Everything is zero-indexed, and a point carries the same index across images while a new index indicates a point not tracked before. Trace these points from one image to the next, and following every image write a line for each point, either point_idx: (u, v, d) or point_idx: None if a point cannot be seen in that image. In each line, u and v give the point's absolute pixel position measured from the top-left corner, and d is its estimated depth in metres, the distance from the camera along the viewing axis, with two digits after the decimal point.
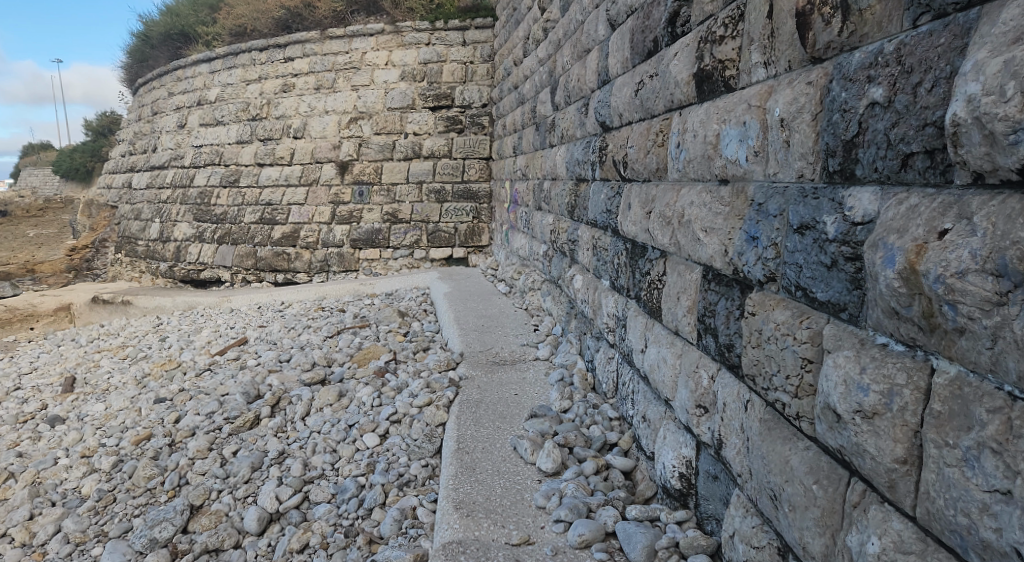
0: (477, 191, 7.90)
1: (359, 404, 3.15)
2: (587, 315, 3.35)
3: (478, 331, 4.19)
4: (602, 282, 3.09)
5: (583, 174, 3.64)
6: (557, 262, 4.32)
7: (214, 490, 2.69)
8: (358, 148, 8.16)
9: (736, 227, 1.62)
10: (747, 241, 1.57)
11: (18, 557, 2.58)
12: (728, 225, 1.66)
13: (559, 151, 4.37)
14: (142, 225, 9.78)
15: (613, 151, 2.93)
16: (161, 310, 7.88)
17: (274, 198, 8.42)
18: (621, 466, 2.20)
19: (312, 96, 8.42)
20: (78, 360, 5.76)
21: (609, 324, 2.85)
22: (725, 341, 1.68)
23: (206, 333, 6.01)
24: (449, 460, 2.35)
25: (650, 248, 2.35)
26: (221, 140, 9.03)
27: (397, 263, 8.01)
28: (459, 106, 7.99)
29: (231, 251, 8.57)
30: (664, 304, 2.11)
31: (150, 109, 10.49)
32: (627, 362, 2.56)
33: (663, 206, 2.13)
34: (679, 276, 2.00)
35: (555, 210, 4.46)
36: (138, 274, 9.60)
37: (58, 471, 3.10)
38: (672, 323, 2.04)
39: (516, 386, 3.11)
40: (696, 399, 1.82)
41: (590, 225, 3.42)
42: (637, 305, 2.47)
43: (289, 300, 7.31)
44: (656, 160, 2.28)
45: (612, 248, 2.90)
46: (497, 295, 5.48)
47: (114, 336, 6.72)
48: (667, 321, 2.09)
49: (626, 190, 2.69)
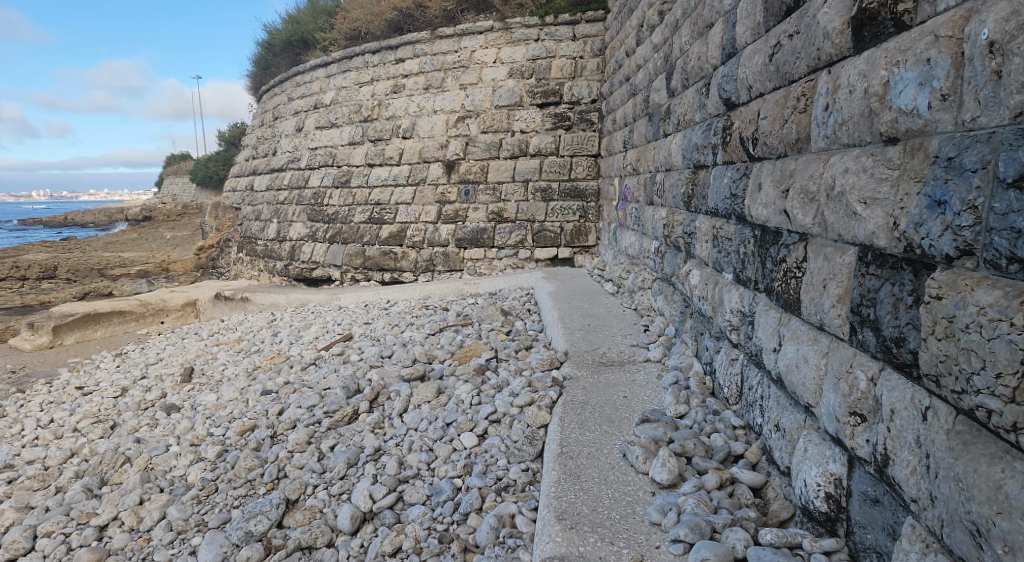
0: (585, 189, 7.73)
1: (458, 402, 3.03)
2: (706, 313, 3.04)
3: (583, 330, 3.97)
4: (723, 276, 2.77)
5: (702, 160, 3.35)
6: (670, 260, 4.04)
7: (310, 485, 2.66)
8: (465, 147, 8.19)
9: (912, 193, 1.32)
10: (929, 208, 1.27)
11: (124, 543, 2.71)
12: (899, 192, 1.36)
13: (675, 138, 4.08)
14: (262, 225, 10.38)
15: (739, 130, 2.62)
16: (276, 307, 8.36)
17: (383, 197, 8.63)
18: (750, 482, 1.91)
19: (421, 96, 8.57)
20: (197, 352, 6.36)
21: (732, 322, 2.53)
22: (892, 334, 1.36)
23: (314, 330, 6.30)
24: (551, 465, 2.16)
25: (785, 232, 2.03)
26: (334, 141, 9.43)
27: (502, 263, 7.95)
28: (567, 102, 7.83)
29: (341, 250, 8.88)
30: (805, 295, 1.79)
31: (272, 114, 11.26)
32: (756, 363, 2.24)
33: (805, 180, 1.82)
34: (824, 260, 1.68)
35: (668, 203, 4.19)
36: (257, 272, 10.20)
37: (168, 458, 3.29)
38: (815, 316, 1.71)
39: (626, 388, 2.86)
40: (849, 405, 1.49)
41: (709, 215, 3.12)
42: (768, 299, 2.15)
43: (395, 298, 7.46)
44: (795, 130, 1.98)
45: (735, 237, 2.58)
46: (603, 295, 5.23)
47: (231, 332, 7.25)
48: (808, 314, 1.77)
49: (755, 171, 2.37)
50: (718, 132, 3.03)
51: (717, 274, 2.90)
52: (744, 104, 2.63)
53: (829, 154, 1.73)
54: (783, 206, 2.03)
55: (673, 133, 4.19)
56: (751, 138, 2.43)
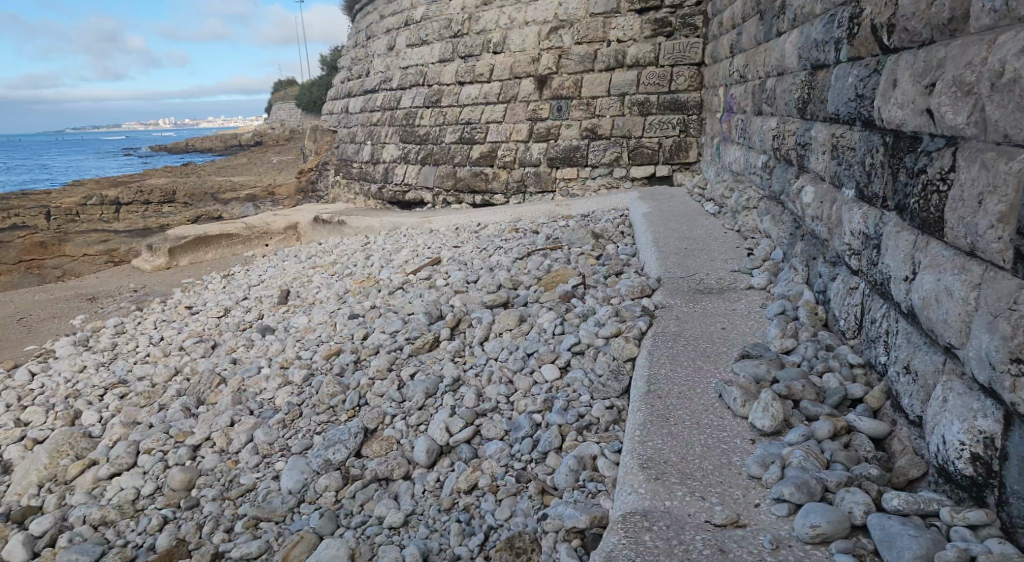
0: (686, 101, 7.15)
1: (540, 331, 2.96)
2: (821, 235, 2.67)
3: (679, 254, 3.68)
4: (842, 193, 2.37)
5: (821, 59, 2.87)
6: (779, 177, 3.61)
7: (389, 414, 2.78)
8: (558, 61, 7.72)
9: None
10: None
11: (217, 463, 2.95)
12: None
13: (790, 35, 3.55)
14: (358, 148, 10.50)
15: (869, 17, 2.16)
16: (371, 231, 8.54)
17: (473, 117, 8.40)
18: (870, 432, 1.66)
19: (512, 6, 8.09)
20: (296, 274, 6.67)
21: (853, 246, 2.17)
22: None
23: (405, 253, 6.37)
24: (637, 404, 1.98)
25: (927, 135, 1.64)
26: (424, 60, 9.20)
27: (595, 184, 7.63)
28: (669, 5, 7.15)
29: (433, 172, 8.81)
30: (951, 212, 1.43)
31: (365, 34, 11.14)
32: (880, 294, 1.90)
33: (958, 70, 1.42)
34: (982, 170, 1.31)
35: (779, 112, 3.72)
36: (354, 195, 10.44)
37: (259, 381, 3.58)
38: (965, 237, 1.36)
39: (724, 319, 2.61)
40: (1012, 350, 1.17)
41: (828, 122, 2.68)
42: (898, 219, 1.78)
43: (486, 221, 7.36)
44: (947, 8, 1.55)
45: (860, 145, 2.16)
46: (703, 216, 4.85)
47: (328, 255, 7.50)
48: (954, 236, 1.41)
49: (890, 64, 1.94)
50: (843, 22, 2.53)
51: (834, 191, 2.52)
52: None
53: (995, 34, 1.32)
54: (926, 106, 1.63)
55: (789, 30, 3.65)
56: (884, 25, 1.98)
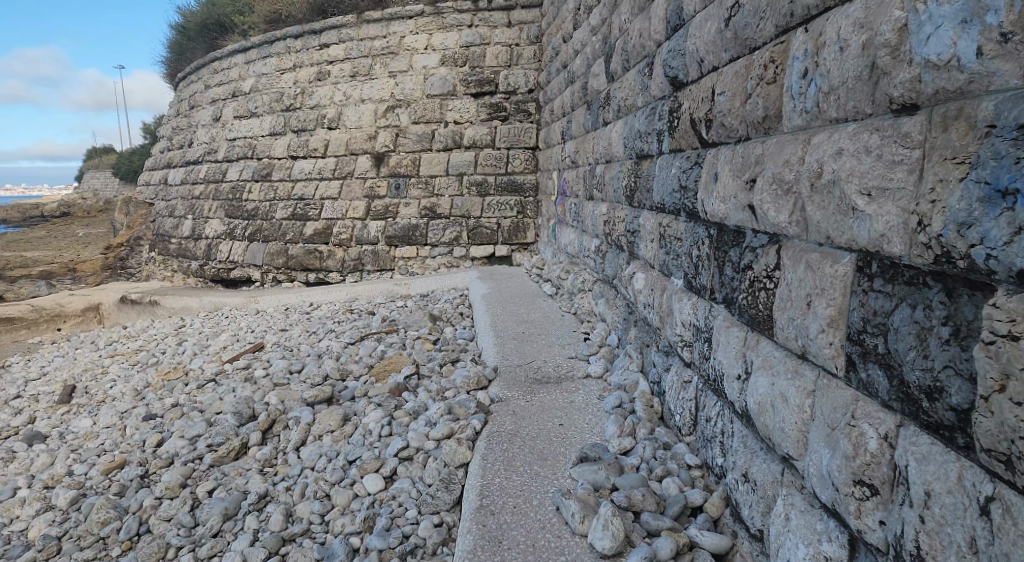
0: (523, 183, 7.32)
1: (365, 434, 2.56)
2: (652, 324, 2.67)
3: (516, 339, 3.56)
4: (670, 281, 2.41)
5: (646, 148, 2.95)
6: (611, 263, 3.67)
7: (174, 545, 2.25)
8: (395, 139, 7.66)
9: (958, 179, 0.98)
10: (991, 201, 0.93)
11: None
12: (931, 176, 1.03)
13: (615, 126, 3.70)
14: (176, 222, 9.54)
15: (687, 112, 2.24)
16: (188, 311, 7.64)
17: (306, 192, 8.01)
18: (712, 548, 1.58)
19: (347, 84, 8.01)
20: (87, 366, 5.63)
21: (684, 338, 2.17)
22: (922, 382, 1.06)
23: (224, 338, 5.68)
24: (465, 525, 1.73)
25: (750, 232, 1.67)
26: (253, 132, 8.75)
27: (435, 262, 7.48)
28: (503, 92, 7.42)
29: (261, 249, 8.17)
30: (780, 314, 1.43)
31: (187, 103, 10.45)
32: (713, 391, 1.89)
33: (778, 167, 1.44)
34: (808, 271, 1.33)
35: (609, 198, 3.81)
36: (171, 273, 9.38)
37: (12, 507, 2.78)
38: (798, 340, 1.37)
39: (562, 413, 2.46)
40: (854, 472, 1.19)
41: (655, 211, 2.73)
42: (729, 315, 1.79)
43: (319, 301, 6.87)
44: (760, 106, 1.59)
45: (686, 236, 2.20)
46: (541, 297, 4.83)
47: (133, 340, 6.55)
48: (785, 338, 1.42)
49: (709, 158, 1.99)
50: (663, 115, 2.64)
51: (666, 280, 2.51)
52: (692, 83, 2.25)
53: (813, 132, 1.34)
54: (749, 200, 1.65)
55: (613, 121, 3.80)
56: (702, 121, 2.04)
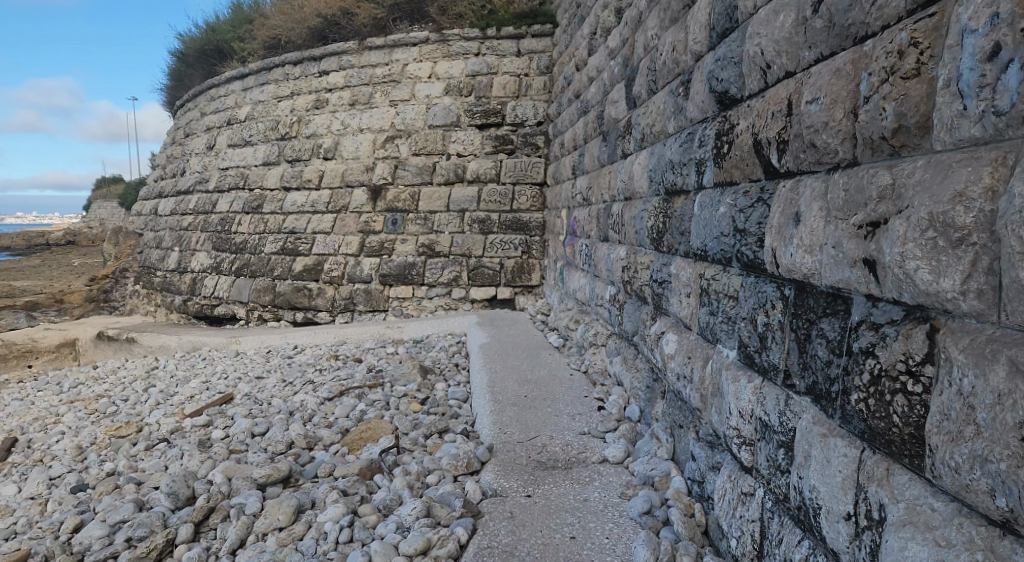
0: (528, 221, 6.86)
1: (318, 538, 1.99)
2: (688, 401, 2.12)
3: (518, 404, 3.00)
4: (716, 349, 1.89)
5: (681, 179, 2.46)
6: (630, 317, 3.13)
7: None
8: (394, 171, 7.28)
9: None
10: None
11: None
12: None
13: (638, 157, 3.24)
14: (163, 254, 9.06)
15: (745, 133, 1.76)
16: (166, 350, 7.08)
17: (298, 225, 7.57)
18: None
19: (346, 112, 7.68)
20: (41, 412, 4.94)
21: (739, 431, 1.64)
22: None
23: (193, 384, 5.09)
24: None
25: (864, 305, 1.20)
26: (247, 161, 8.38)
27: (432, 303, 6.96)
28: (510, 124, 7.05)
29: (248, 284, 7.66)
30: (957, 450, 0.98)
31: (184, 131, 10.15)
32: (798, 523, 1.37)
33: (939, 206, 1.02)
34: (1016, 379, 0.90)
35: (630, 239, 3.31)
36: (154, 307, 8.83)
37: None
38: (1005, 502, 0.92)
39: (574, 520, 1.88)
40: None
41: (694, 259, 2.21)
42: (825, 417, 1.29)
43: (304, 344, 6.32)
44: (891, 114, 1.13)
45: (745, 294, 1.68)
46: (547, 350, 4.27)
47: (100, 382, 5.96)
48: (979, 500, 0.96)
49: (783, 195, 1.50)
50: (707, 139, 2.16)
51: (709, 349, 1.98)
52: (753, 97, 1.77)
53: None
54: (874, 254, 1.15)
55: (636, 152, 3.34)
56: (774, 142, 1.56)
